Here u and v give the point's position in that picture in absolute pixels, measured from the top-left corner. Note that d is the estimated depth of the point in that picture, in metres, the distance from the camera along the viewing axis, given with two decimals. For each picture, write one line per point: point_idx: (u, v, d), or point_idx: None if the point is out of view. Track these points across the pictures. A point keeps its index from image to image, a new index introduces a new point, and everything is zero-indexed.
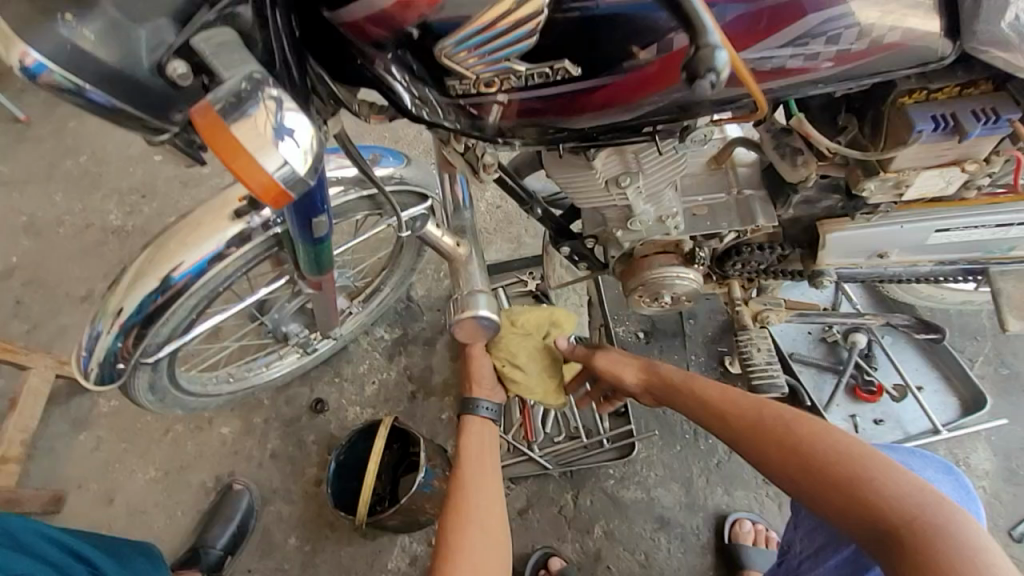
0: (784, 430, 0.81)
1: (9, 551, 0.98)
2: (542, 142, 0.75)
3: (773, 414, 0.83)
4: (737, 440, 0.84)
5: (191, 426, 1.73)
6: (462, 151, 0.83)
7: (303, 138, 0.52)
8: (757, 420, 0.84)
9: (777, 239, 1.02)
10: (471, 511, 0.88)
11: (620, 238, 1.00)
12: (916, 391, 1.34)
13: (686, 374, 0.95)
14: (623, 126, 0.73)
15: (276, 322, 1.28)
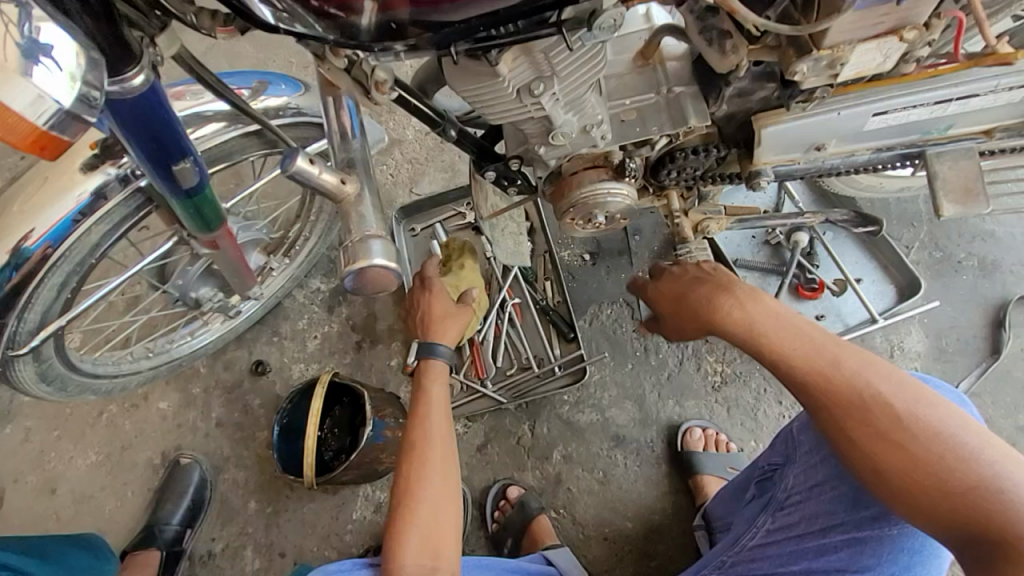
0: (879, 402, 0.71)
1: None
2: (430, 43, 0.63)
3: (870, 385, 0.72)
4: (827, 408, 0.73)
5: (126, 405, 1.61)
6: (347, 67, 0.69)
7: (65, 58, 0.44)
8: (852, 389, 0.73)
9: (712, 139, 0.94)
10: (429, 461, 0.95)
11: (543, 155, 0.91)
12: (855, 284, 1.35)
13: (765, 316, 0.78)
14: (523, 9, 0.61)
15: (182, 289, 1.15)
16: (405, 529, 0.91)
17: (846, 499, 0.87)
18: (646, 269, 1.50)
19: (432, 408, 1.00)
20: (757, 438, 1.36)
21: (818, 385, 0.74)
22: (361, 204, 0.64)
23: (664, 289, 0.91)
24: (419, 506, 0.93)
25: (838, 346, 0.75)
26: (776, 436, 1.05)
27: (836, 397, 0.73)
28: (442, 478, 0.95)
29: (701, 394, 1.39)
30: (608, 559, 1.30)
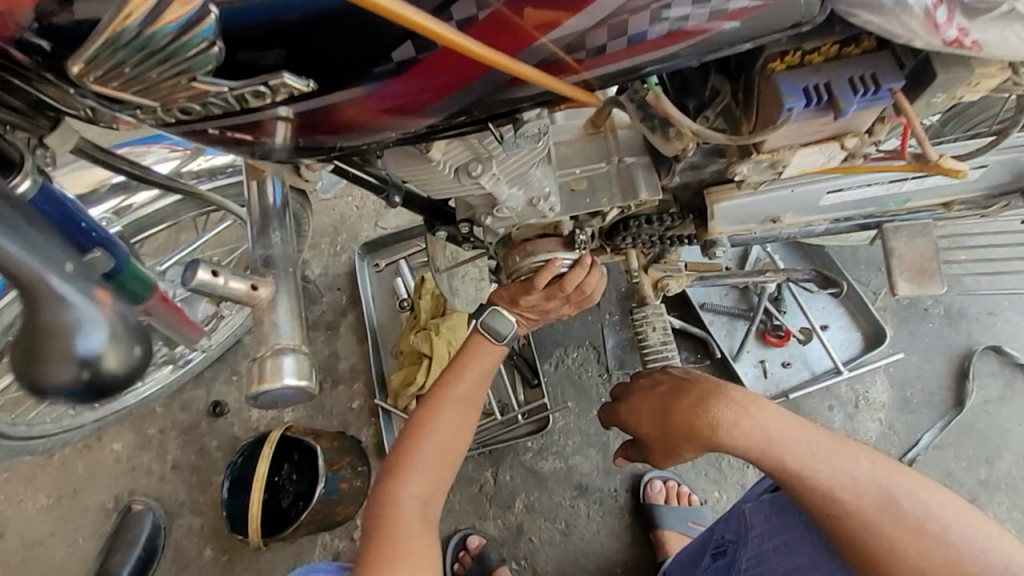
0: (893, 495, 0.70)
1: None
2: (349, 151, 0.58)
3: (880, 477, 0.71)
4: (855, 515, 0.69)
5: (79, 446, 1.56)
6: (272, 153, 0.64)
7: None
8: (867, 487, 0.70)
9: (667, 208, 0.91)
10: (457, 406, 0.90)
11: (490, 225, 0.87)
12: (821, 332, 1.33)
13: (765, 428, 0.74)
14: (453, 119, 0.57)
15: None
16: (411, 465, 0.86)
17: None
18: (613, 311, 1.48)
19: (470, 356, 0.94)
20: (721, 488, 1.34)
21: (846, 494, 0.70)
22: (274, 310, 0.60)
23: (643, 407, 0.86)
24: (428, 442, 0.88)
25: (839, 443, 0.74)
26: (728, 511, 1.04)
27: (861, 503, 0.69)
28: (459, 421, 0.90)
29: None
30: None
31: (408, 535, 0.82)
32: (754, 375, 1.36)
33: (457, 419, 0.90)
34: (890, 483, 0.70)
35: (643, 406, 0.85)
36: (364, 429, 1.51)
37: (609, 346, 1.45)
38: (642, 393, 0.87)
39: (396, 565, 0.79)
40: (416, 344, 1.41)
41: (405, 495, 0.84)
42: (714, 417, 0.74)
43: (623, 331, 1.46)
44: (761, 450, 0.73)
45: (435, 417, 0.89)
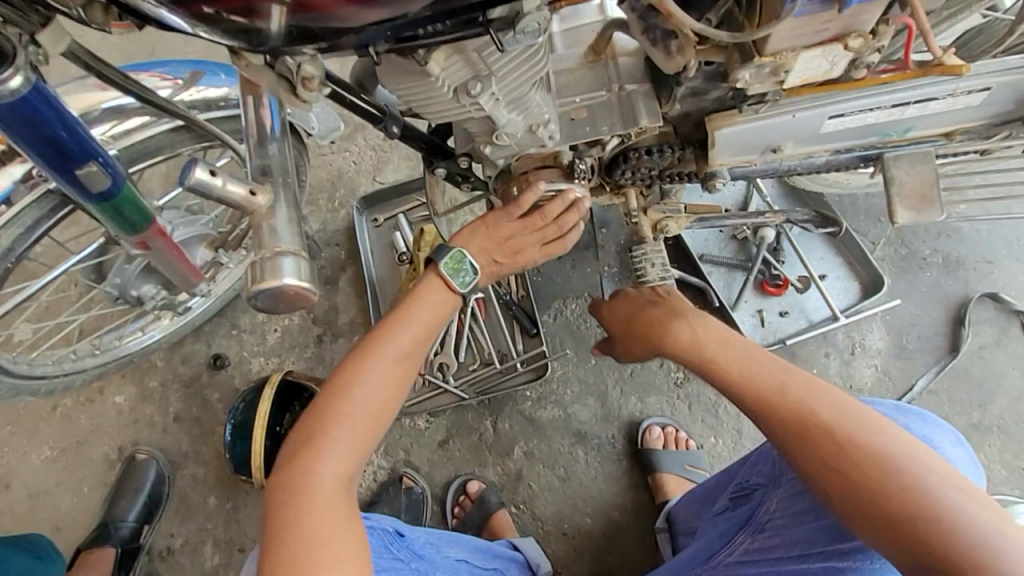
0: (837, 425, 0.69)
1: None
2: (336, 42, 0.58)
3: (829, 406, 0.71)
4: (785, 433, 0.71)
5: (81, 399, 1.57)
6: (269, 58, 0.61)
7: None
8: (811, 412, 0.71)
9: (667, 139, 0.91)
10: (387, 363, 0.77)
11: (490, 155, 0.87)
12: (819, 281, 1.34)
13: (718, 337, 0.80)
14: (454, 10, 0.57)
15: (121, 287, 1.10)
16: (327, 435, 0.73)
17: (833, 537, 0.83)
18: (612, 263, 1.48)
19: (412, 305, 0.81)
20: (718, 434, 1.36)
21: (783, 410, 0.72)
22: (273, 216, 0.60)
23: (617, 312, 0.96)
24: (354, 407, 0.74)
25: (794, 371, 0.74)
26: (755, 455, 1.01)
27: (797, 423, 0.71)
28: (388, 383, 0.76)
29: (664, 390, 1.38)
30: (567, 554, 1.30)
31: (319, 521, 0.70)
32: (753, 324, 1.37)
33: (385, 379, 0.76)
34: (839, 414, 0.70)
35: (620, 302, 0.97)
36: None
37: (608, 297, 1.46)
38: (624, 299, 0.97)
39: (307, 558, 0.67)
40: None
41: (320, 473, 0.72)
42: (670, 326, 0.84)
43: (622, 283, 1.47)
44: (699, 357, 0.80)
45: (359, 379, 0.75)
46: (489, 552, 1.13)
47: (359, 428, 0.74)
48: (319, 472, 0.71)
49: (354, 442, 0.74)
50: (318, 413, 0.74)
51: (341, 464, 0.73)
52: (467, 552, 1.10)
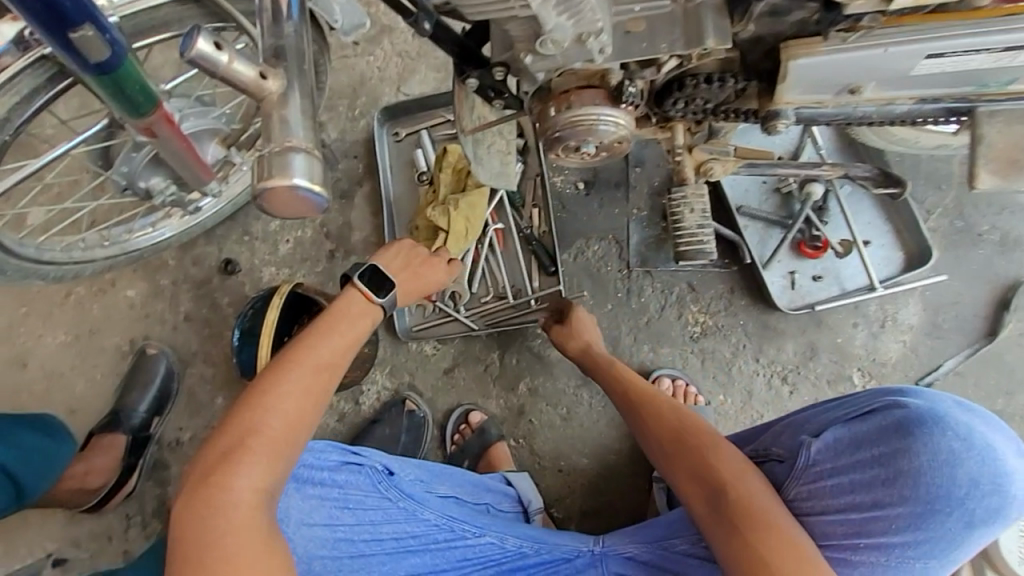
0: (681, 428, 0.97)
1: None
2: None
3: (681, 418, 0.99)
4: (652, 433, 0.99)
5: (94, 289, 1.58)
6: None
7: None
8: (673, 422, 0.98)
9: (730, 66, 0.79)
10: (307, 376, 0.84)
11: (529, 66, 0.77)
12: (861, 247, 1.26)
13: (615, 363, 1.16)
14: None
15: (128, 177, 1.05)
16: (246, 453, 0.77)
17: (851, 524, 0.86)
18: (642, 206, 1.40)
19: (334, 321, 0.91)
20: (727, 392, 1.31)
21: (652, 416, 1.01)
22: (284, 106, 0.53)
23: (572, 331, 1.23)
24: (274, 422, 0.80)
25: (661, 400, 1.03)
26: (783, 429, 1.00)
27: (661, 425, 0.99)
28: (305, 393, 0.83)
29: (678, 342, 1.34)
30: (560, 489, 1.32)
31: (239, 535, 0.73)
32: (782, 285, 1.30)
33: (304, 391, 0.83)
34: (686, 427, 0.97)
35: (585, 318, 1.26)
36: None
37: (633, 242, 1.38)
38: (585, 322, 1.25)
39: (234, 567, 0.72)
40: (432, 219, 1.33)
41: (237, 488, 0.76)
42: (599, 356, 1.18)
43: (650, 227, 1.39)
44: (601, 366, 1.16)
45: (279, 397, 0.81)
46: (481, 487, 1.13)
47: (280, 441, 0.80)
48: (236, 490, 0.75)
49: (273, 455, 0.79)
50: (236, 432, 0.79)
51: (258, 479, 0.77)
52: (456, 488, 1.09)
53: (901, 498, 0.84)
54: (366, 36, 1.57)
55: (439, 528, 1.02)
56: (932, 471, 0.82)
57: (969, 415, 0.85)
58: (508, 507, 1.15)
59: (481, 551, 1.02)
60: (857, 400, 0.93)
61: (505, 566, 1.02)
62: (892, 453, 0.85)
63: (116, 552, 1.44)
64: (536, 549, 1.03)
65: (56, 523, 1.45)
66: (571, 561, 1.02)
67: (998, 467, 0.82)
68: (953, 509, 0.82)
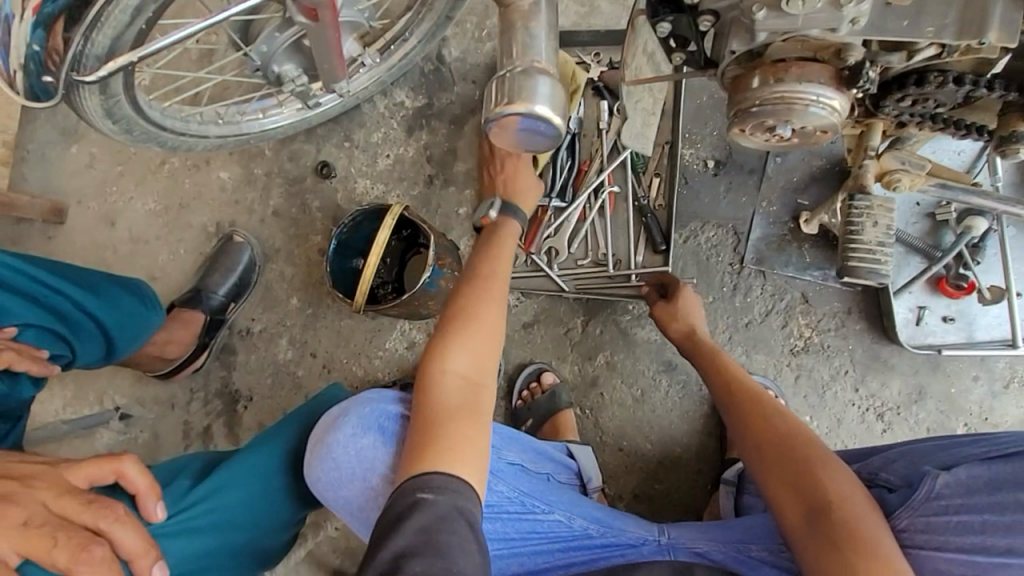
0: (775, 424, 0.91)
1: (29, 299, 1.01)
2: None
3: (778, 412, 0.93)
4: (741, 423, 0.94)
5: (189, 164, 1.58)
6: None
7: None
8: (767, 414, 0.93)
9: (986, 70, 0.69)
10: (492, 289, 0.94)
11: (757, 22, 0.66)
12: (1014, 298, 1.13)
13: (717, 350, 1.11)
14: None
15: (265, 59, 0.99)
16: (455, 338, 0.88)
17: (972, 566, 0.76)
18: (772, 201, 1.28)
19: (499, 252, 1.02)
20: (815, 414, 1.23)
21: (747, 406, 0.96)
22: (532, 17, 0.52)
23: (670, 312, 1.18)
24: (471, 316, 0.90)
25: (755, 391, 0.99)
26: (893, 453, 0.90)
27: (749, 416, 0.94)
28: (492, 303, 0.93)
29: (775, 352, 1.25)
30: (617, 468, 1.29)
31: (451, 400, 0.84)
32: (906, 319, 1.20)
33: (491, 303, 0.92)
34: (782, 422, 0.91)
35: (692, 301, 1.19)
36: (463, 238, 1.44)
37: (754, 236, 1.28)
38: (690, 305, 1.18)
39: (444, 433, 0.81)
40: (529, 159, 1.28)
41: (446, 372, 0.85)
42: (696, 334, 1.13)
43: (775, 225, 1.27)
44: (697, 351, 1.12)
45: (489, 299, 0.93)
46: (543, 455, 1.10)
47: (480, 337, 0.89)
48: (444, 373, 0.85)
49: (475, 347, 0.88)
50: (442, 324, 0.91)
51: (460, 365, 0.86)
52: (523, 458, 1.05)
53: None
54: None
55: (512, 500, 0.97)
56: None
57: None
58: (568, 479, 1.11)
59: (549, 526, 0.98)
60: (993, 441, 0.83)
61: (570, 544, 0.98)
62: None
63: (176, 420, 1.50)
64: (601, 531, 0.99)
65: (126, 381, 1.51)
66: (636, 547, 0.98)
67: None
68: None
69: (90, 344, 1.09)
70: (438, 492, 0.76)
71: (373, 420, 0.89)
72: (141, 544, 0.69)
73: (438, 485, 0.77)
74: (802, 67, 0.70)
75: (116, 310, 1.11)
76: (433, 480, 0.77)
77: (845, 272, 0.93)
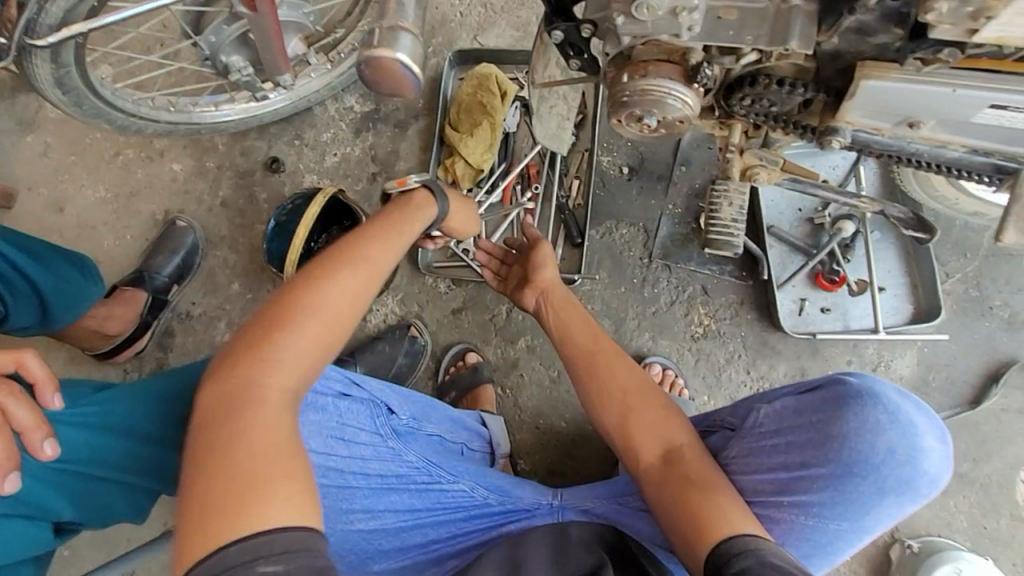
0: (624, 391, 1.00)
1: None
2: None
3: (624, 378, 1.01)
4: (591, 393, 1.02)
5: (142, 155, 1.65)
6: None
7: None
8: (617, 385, 1.01)
9: (805, 76, 0.83)
10: (353, 271, 0.84)
11: (619, 27, 0.80)
12: (876, 290, 1.30)
13: (569, 298, 1.16)
14: None
15: (213, 49, 1.10)
16: (275, 349, 0.75)
17: (777, 483, 0.88)
18: (678, 203, 1.43)
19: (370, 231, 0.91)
20: (711, 394, 1.36)
21: (594, 374, 1.03)
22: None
23: (538, 261, 1.20)
24: (309, 314, 0.79)
25: (608, 351, 1.05)
26: (737, 401, 1.04)
27: (598, 386, 1.02)
28: (336, 308, 0.81)
29: (678, 337, 1.38)
30: (533, 445, 1.38)
31: (269, 430, 0.69)
32: (791, 310, 1.35)
33: (342, 285, 0.83)
34: (631, 388, 1.00)
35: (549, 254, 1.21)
36: None
37: (661, 234, 1.42)
38: (547, 261, 1.20)
39: (260, 475, 0.65)
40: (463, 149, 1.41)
41: (272, 384, 0.73)
42: (548, 279, 1.18)
43: (680, 225, 1.42)
44: (553, 300, 1.16)
45: (339, 303, 0.81)
46: (460, 424, 1.19)
47: (321, 333, 0.79)
48: (265, 388, 0.73)
49: (312, 345, 0.78)
50: (265, 328, 0.77)
51: (290, 378, 0.75)
52: (439, 429, 1.13)
53: (825, 460, 0.85)
54: None
55: (420, 470, 1.04)
56: (856, 438, 0.84)
57: (906, 398, 0.85)
58: (480, 446, 1.20)
59: (455, 497, 1.04)
60: (804, 380, 0.94)
61: (471, 512, 1.04)
62: (826, 420, 0.86)
63: None
64: (500, 500, 1.06)
65: (59, 360, 1.52)
66: (530, 512, 1.05)
67: (914, 442, 0.84)
68: (869, 473, 0.84)
69: (23, 304, 1.12)
70: (287, 562, 0.59)
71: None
72: (33, 420, 0.73)
73: (285, 544, 0.60)
74: (657, 67, 0.85)
75: (54, 273, 1.15)
76: (275, 544, 0.60)
77: (707, 245, 1.01)
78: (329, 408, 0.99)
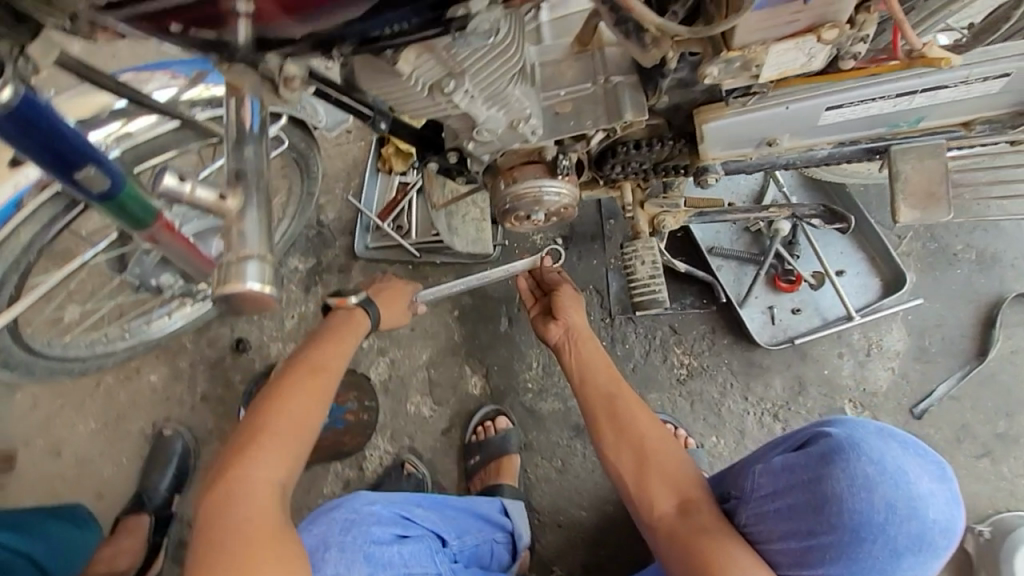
0: (619, 403, 0.99)
1: None
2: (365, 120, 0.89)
3: (620, 388, 1.00)
4: (588, 409, 1.00)
5: (121, 376, 1.69)
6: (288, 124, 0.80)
7: None
8: (612, 397, 1.00)
9: (658, 132, 0.87)
10: (312, 386, 0.94)
11: (472, 151, 0.86)
12: (833, 277, 1.28)
13: (586, 333, 1.09)
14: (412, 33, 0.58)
15: (142, 276, 1.17)
16: (250, 455, 0.86)
17: (793, 555, 0.81)
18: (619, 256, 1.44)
19: (322, 344, 1.00)
20: (719, 433, 1.31)
21: (592, 394, 1.01)
22: (242, 220, 0.62)
23: (563, 297, 1.12)
24: (278, 420, 0.89)
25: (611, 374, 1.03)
26: (741, 464, 0.97)
27: (596, 404, 1.00)
28: (297, 428, 0.90)
29: (665, 387, 1.35)
30: (561, 545, 1.32)
31: (252, 520, 0.80)
32: (762, 321, 1.32)
33: (305, 399, 0.92)
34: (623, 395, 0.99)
35: (568, 292, 1.13)
36: None
37: (613, 290, 1.42)
38: (573, 301, 1.12)
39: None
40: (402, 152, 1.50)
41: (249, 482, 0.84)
42: (577, 320, 1.10)
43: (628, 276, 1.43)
44: (570, 339, 1.09)
45: (296, 420, 0.90)
46: (483, 516, 1.18)
47: (287, 445, 0.88)
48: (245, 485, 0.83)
49: (281, 455, 0.87)
50: (247, 432, 0.88)
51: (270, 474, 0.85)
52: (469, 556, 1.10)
53: (829, 526, 0.76)
54: (358, 124, 1.74)
55: None
56: (852, 498, 0.75)
57: (895, 441, 0.77)
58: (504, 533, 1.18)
59: None
60: (796, 435, 0.87)
61: None
62: (817, 480, 0.78)
63: None
64: None
65: None
66: None
67: (912, 490, 0.74)
68: (878, 537, 0.74)
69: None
70: None
71: (357, 550, 0.96)
72: None
73: None
74: (524, 168, 0.90)
75: (46, 536, 1.16)
76: None
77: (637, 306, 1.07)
78: (396, 558, 0.98)
